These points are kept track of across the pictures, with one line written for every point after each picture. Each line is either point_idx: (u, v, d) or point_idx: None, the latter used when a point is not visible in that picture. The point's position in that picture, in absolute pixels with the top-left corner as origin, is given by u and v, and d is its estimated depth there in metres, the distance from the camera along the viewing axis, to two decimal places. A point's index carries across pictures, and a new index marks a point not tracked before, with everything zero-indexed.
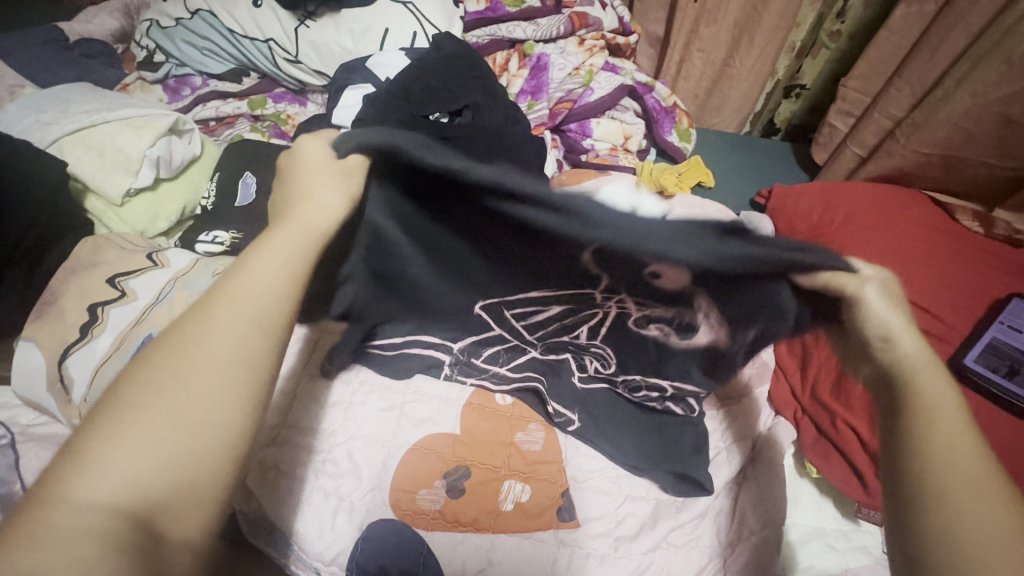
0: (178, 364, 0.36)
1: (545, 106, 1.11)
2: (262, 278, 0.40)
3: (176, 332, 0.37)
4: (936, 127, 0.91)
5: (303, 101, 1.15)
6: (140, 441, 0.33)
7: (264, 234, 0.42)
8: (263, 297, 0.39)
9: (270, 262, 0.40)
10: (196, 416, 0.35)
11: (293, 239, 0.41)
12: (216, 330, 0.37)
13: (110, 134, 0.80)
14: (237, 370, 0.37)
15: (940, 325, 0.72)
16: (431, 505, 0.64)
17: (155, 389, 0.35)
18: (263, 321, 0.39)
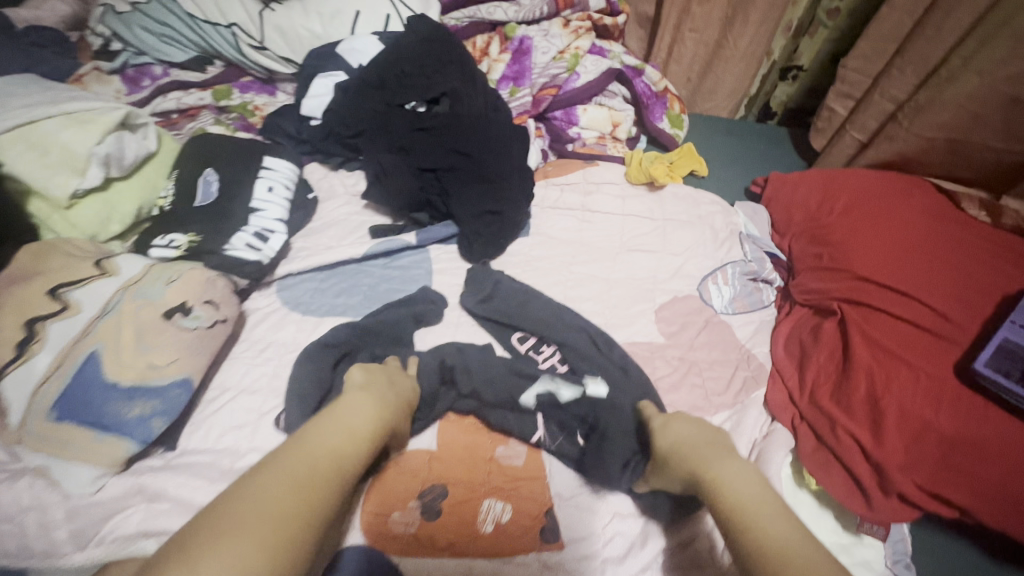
0: (282, 481, 0.44)
1: (527, 92, 1.03)
2: (353, 421, 0.53)
3: (269, 467, 0.45)
4: (941, 110, 0.86)
5: (273, 91, 1.08)
6: (224, 560, 0.36)
7: (349, 399, 0.56)
8: (337, 457, 0.48)
9: (335, 425, 0.51)
10: (262, 575, 0.37)
11: (370, 405, 0.56)
12: (279, 488, 0.43)
13: (54, 130, 0.73)
14: (328, 485, 0.46)
15: (946, 324, 0.68)
16: (405, 528, 0.60)
17: (264, 503, 0.41)
18: (332, 478, 0.46)
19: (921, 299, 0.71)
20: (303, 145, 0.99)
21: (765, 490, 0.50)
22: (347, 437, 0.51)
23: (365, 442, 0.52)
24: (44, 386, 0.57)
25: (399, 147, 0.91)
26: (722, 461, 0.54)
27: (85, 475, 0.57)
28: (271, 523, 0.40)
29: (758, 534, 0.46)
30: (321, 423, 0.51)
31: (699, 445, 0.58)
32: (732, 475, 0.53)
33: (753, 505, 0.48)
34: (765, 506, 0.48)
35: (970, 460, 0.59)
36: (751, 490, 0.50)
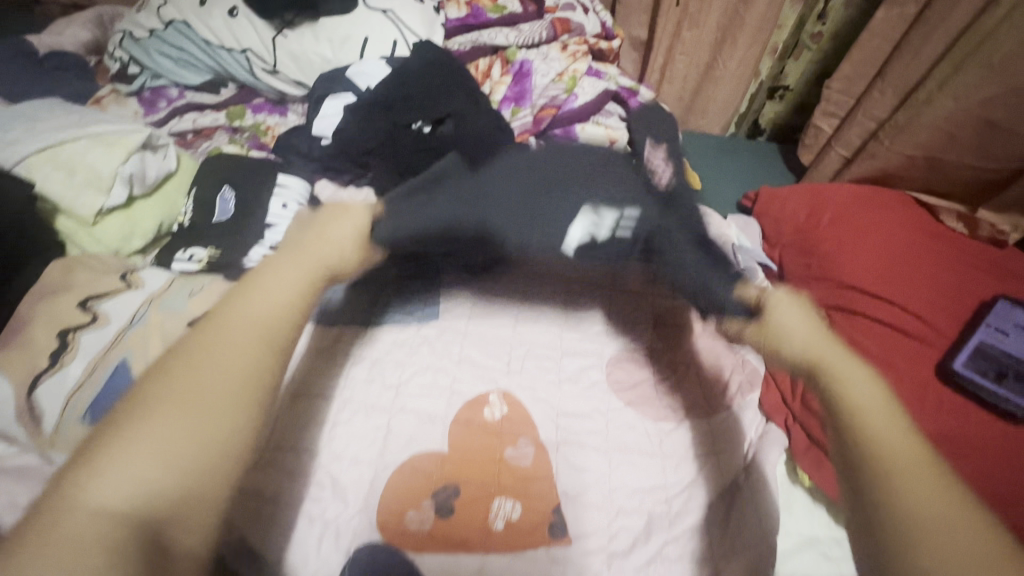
0: (196, 392, 0.39)
1: (529, 112, 1.08)
2: (274, 296, 0.45)
3: (188, 366, 0.40)
4: (921, 129, 0.91)
5: (283, 111, 1.13)
6: (150, 454, 0.36)
7: (277, 270, 0.48)
8: (270, 322, 0.44)
9: (280, 283, 0.46)
10: (193, 446, 0.37)
11: (287, 296, 0.46)
12: (236, 346, 0.41)
13: (80, 151, 0.77)
14: (247, 385, 0.40)
15: (927, 329, 0.72)
16: (420, 527, 0.63)
17: (169, 405, 0.38)
18: (269, 342, 0.43)
19: (903, 306, 0.75)
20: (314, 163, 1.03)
21: (903, 424, 0.42)
22: (298, 266, 0.49)
23: (289, 318, 0.45)
24: (78, 392, 0.60)
25: (407, 169, 0.97)
26: (854, 378, 0.45)
27: None
28: (219, 399, 0.39)
29: (915, 504, 0.37)
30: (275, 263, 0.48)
31: (827, 349, 0.49)
32: (861, 392, 0.44)
33: (892, 437, 0.40)
34: (907, 472, 0.39)
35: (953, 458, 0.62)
36: (888, 436, 0.41)
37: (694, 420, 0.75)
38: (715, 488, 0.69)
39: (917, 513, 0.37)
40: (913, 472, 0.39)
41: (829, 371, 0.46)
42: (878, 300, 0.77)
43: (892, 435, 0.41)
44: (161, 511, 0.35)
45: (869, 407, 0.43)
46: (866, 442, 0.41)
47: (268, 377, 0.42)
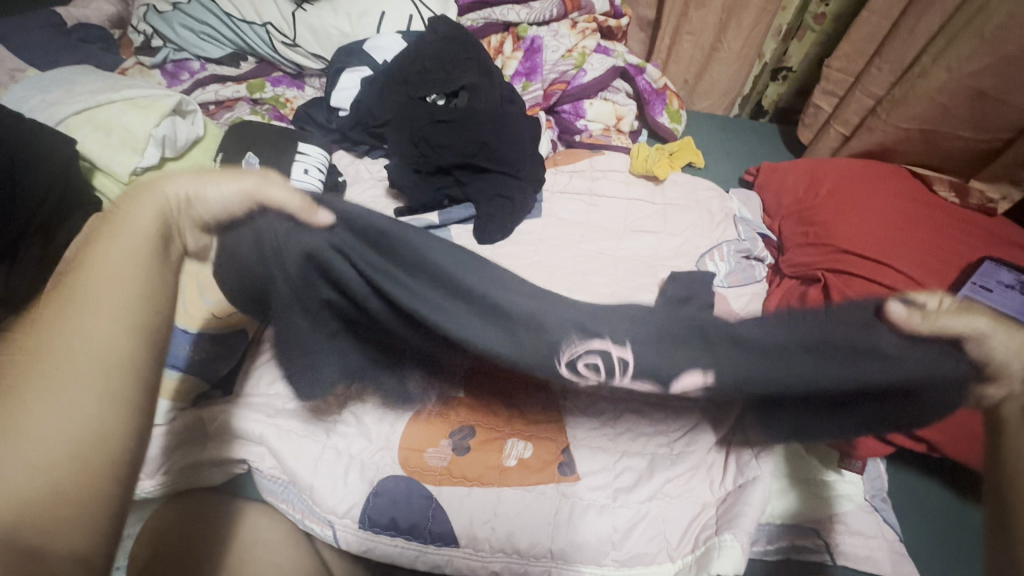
0: (36, 391, 0.40)
1: (539, 87, 1.13)
2: (109, 285, 0.45)
3: (27, 368, 0.41)
4: (915, 102, 0.95)
5: (301, 85, 1.17)
6: (6, 460, 0.37)
7: (101, 257, 0.46)
8: (112, 314, 0.44)
9: (118, 271, 0.45)
10: (45, 444, 0.38)
11: (124, 284, 0.45)
12: (72, 343, 0.42)
13: (116, 114, 0.81)
14: (97, 374, 0.41)
15: (917, 287, 0.76)
16: (439, 463, 0.68)
17: (14, 413, 0.39)
18: (120, 331, 0.44)
19: (895, 267, 0.79)
20: (332, 134, 1.08)
21: None
22: (139, 256, 0.47)
23: (136, 302, 0.45)
24: None
25: (421, 136, 0.98)
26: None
27: None
28: (64, 400, 0.40)
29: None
30: (107, 253, 0.46)
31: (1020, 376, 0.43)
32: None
33: None
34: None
35: None
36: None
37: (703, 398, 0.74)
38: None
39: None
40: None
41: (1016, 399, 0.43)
42: (872, 263, 0.81)
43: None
44: (24, 514, 0.36)
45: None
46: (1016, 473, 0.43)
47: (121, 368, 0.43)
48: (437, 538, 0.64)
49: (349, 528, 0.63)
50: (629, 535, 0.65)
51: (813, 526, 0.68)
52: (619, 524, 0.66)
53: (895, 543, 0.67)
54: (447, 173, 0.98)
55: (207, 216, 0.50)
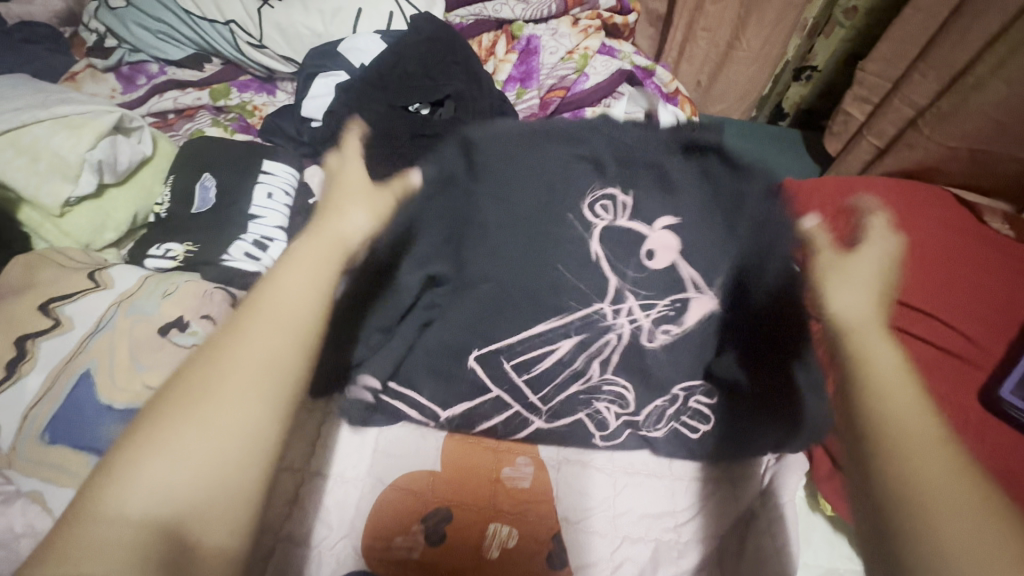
0: (210, 381, 0.40)
1: (535, 94, 1.01)
2: (291, 283, 0.46)
3: (213, 351, 0.42)
4: (967, 117, 0.82)
5: (272, 90, 1.05)
6: (168, 456, 0.37)
7: (295, 258, 0.49)
8: (285, 313, 0.44)
9: (303, 261, 0.49)
10: (218, 449, 0.38)
11: (311, 278, 0.48)
12: (253, 341, 0.42)
13: (44, 135, 0.71)
14: (267, 374, 0.41)
15: (972, 348, 0.65)
16: (408, 553, 0.58)
17: (184, 417, 0.39)
18: (285, 335, 0.43)
19: (946, 320, 0.68)
20: (303, 147, 0.96)
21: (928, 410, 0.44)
22: (325, 260, 0.50)
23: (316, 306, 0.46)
24: (36, 406, 0.55)
25: (400, 153, 0.87)
26: (879, 351, 0.49)
27: None
28: (219, 407, 0.39)
29: (918, 472, 0.40)
30: (293, 261, 0.49)
31: (873, 327, 0.51)
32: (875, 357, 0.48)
33: (912, 418, 0.43)
34: (916, 439, 0.42)
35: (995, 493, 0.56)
36: (908, 416, 0.43)
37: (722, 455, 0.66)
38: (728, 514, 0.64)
39: (916, 483, 0.40)
40: (919, 438, 0.42)
41: (856, 347, 0.50)
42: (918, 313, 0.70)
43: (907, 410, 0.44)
44: (181, 514, 0.37)
45: (883, 374, 0.47)
46: (872, 391, 0.46)
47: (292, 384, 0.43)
48: None
49: None
50: None
51: None
52: None
53: None
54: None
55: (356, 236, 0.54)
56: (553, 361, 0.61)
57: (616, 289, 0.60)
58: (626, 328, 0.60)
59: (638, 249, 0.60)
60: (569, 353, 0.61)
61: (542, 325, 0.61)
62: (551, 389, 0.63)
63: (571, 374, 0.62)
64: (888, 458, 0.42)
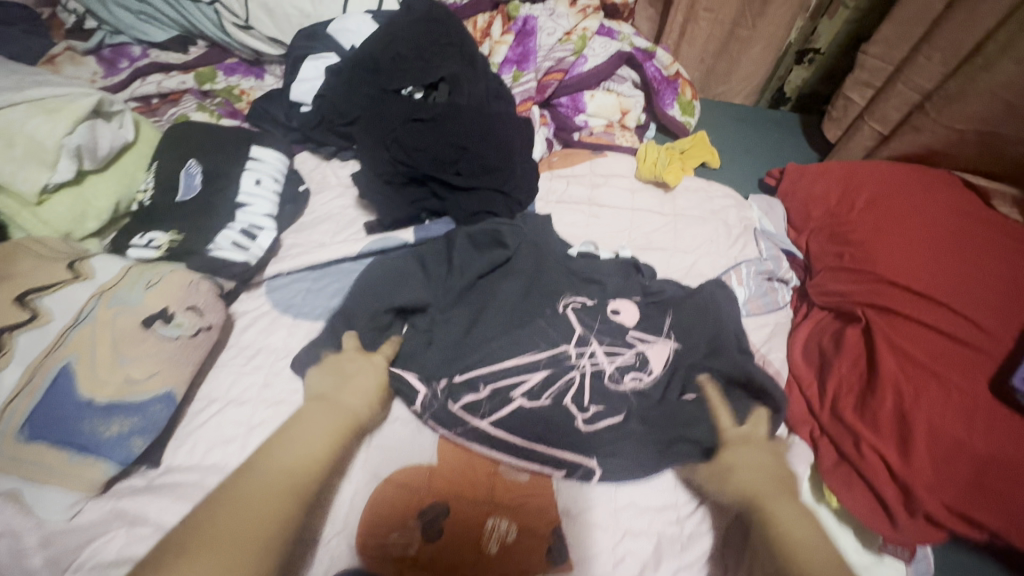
0: (241, 517, 0.46)
1: (532, 77, 0.97)
2: (311, 423, 0.56)
3: (230, 499, 0.47)
4: (975, 99, 0.80)
5: (260, 74, 1.02)
6: (209, 563, 0.42)
7: (316, 408, 0.59)
8: (302, 470, 0.52)
9: (310, 430, 0.56)
10: (243, 553, 0.43)
11: (290, 474, 0.51)
12: (275, 486, 0.49)
13: (19, 119, 0.67)
14: (271, 525, 0.46)
15: (979, 334, 0.63)
16: (404, 551, 0.56)
17: (208, 542, 0.43)
18: (286, 505, 0.48)
19: (952, 305, 0.66)
20: (293, 133, 0.94)
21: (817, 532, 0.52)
22: (331, 416, 0.58)
23: (339, 432, 0.57)
24: (13, 404, 0.52)
25: (393, 138, 0.85)
26: (782, 509, 0.54)
27: (61, 500, 0.52)
28: (244, 543, 0.44)
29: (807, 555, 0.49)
30: (324, 395, 0.61)
31: (768, 485, 0.57)
32: (744, 466, 0.59)
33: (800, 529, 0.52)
34: (806, 542, 0.51)
35: (1005, 482, 0.55)
36: (797, 531, 0.51)
37: None
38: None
39: None
40: (807, 542, 0.50)
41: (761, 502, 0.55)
42: (921, 299, 0.68)
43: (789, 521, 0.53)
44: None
45: (766, 490, 0.56)
46: (771, 526, 0.53)
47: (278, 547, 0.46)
48: None
49: None
50: None
51: None
52: None
53: None
54: (422, 184, 0.86)
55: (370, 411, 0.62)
56: (531, 388, 0.65)
57: (582, 334, 0.69)
58: (589, 368, 0.67)
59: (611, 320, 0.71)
60: (540, 385, 0.65)
61: (515, 361, 0.66)
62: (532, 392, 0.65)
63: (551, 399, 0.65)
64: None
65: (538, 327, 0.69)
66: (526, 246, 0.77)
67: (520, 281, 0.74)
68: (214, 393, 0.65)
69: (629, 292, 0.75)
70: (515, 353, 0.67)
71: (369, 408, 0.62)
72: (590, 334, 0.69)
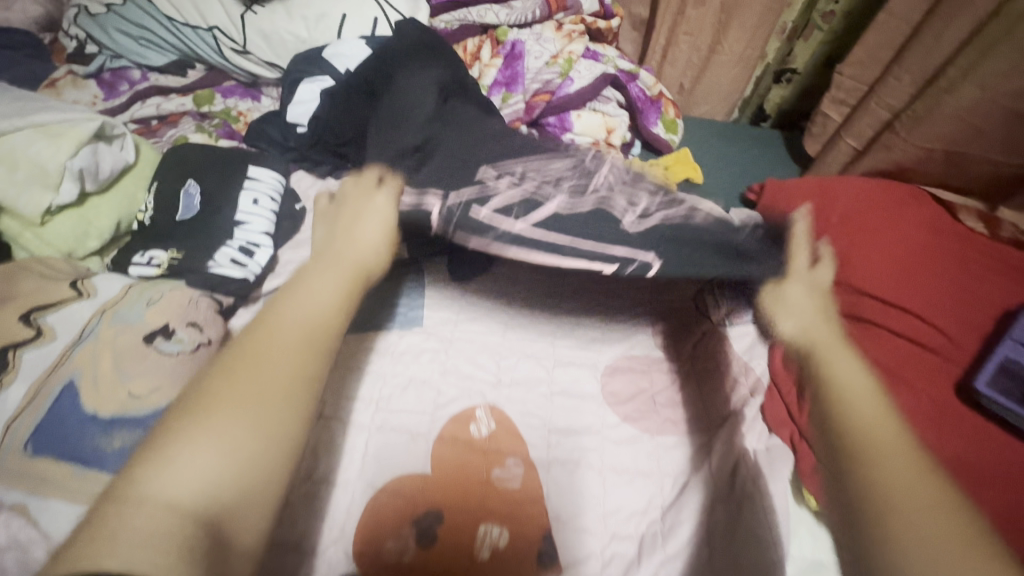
0: (240, 388, 0.44)
1: (520, 98, 1.00)
2: (309, 298, 0.54)
3: (205, 399, 0.43)
4: (940, 120, 0.84)
5: (257, 95, 1.05)
6: (215, 443, 0.40)
7: (294, 293, 0.54)
8: (312, 329, 0.51)
9: (291, 344, 0.48)
10: (252, 440, 0.42)
11: (278, 385, 0.45)
12: (273, 371, 0.46)
13: (23, 144, 0.70)
14: (268, 415, 0.43)
15: (945, 341, 0.67)
16: (399, 556, 0.58)
17: (220, 416, 0.42)
18: (285, 407, 0.45)
19: (920, 315, 0.69)
20: (289, 152, 0.97)
21: (894, 434, 0.49)
22: (337, 272, 0.59)
23: (330, 327, 0.52)
24: (19, 418, 0.54)
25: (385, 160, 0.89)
26: (844, 367, 0.57)
27: (63, 515, 0.52)
28: (256, 412, 0.43)
29: (890, 471, 0.46)
30: (285, 301, 0.53)
31: (823, 342, 0.63)
32: (843, 372, 0.57)
33: (870, 427, 0.50)
34: (889, 448, 0.48)
35: (973, 485, 0.57)
36: (876, 423, 0.50)
37: (697, 441, 0.70)
38: (712, 491, 0.65)
39: None
40: (891, 451, 0.47)
41: (820, 359, 0.60)
42: (891, 308, 0.71)
43: (883, 433, 0.49)
44: (224, 507, 0.38)
45: (826, 349, 0.61)
46: (869, 482, 0.46)
47: (300, 391, 0.46)
48: None
49: None
50: None
51: None
52: None
53: None
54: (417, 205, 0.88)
55: (371, 266, 0.65)
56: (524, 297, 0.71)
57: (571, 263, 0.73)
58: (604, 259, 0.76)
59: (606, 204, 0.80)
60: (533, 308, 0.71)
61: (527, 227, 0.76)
62: None
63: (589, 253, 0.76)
64: (872, 527, 0.44)
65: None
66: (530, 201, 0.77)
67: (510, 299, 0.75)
68: None
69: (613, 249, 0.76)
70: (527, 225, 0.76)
71: (369, 263, 0.65)
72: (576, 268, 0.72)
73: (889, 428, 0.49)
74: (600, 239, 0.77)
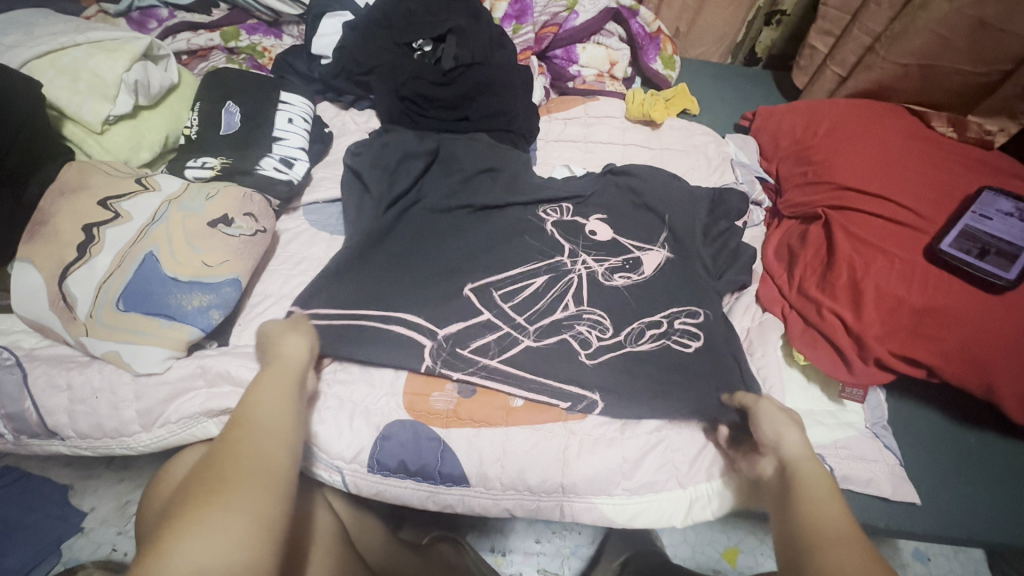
0: (233, 475, 0.43)
1: (530, 29, 1.09)
2: (268, 398, 0.53)
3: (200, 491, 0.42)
4: (915, 35, 0.93)
5: (278, 34, 1.11)
6: (216, 529, 0.39)
7: (261, 390, 0.54)
8: (274, 428, 0.50)
9: (272, 436, 0.49)
10: (252, 522, 0.40)
11: (263, 468, 0.45)
12: (260, 456, 0.46)
13: (82, 57, 0.76)
14: (259, 494, 0.43)
15: (917, 219, 0.75)
16: (445, 405, 0.67)
17: (211, 503, 0.41)
18: (270, 489, 0.44)
19: (895, 201, 0.78)
20: (314, 84, 1.04)
21: (854, 534, 0.45)
22: (284, 380, 0.57)
23: (291, 414, 0.53)
24: (109, 280, 0.62)
25: (405, 85, 0.96)
26: (814, 474, 0.52)
27: (154, 356, 0.61)
28: (250, 494, 0.42)
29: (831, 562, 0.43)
30: (255, 398, 0.53)
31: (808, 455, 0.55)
32: (814, 482, 0.51)
33: (835, 523, 0.46)
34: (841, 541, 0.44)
35: (936, 327, 0.67)
36: (829, 521, 0.46)
37: None
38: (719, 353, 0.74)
39: None
40: (844, 542, 0.44)
41: (795, 472, 0.53)
42: (870, 198, 0.80)
43: (839, 528, 0.46)
44: None
45: (801, 458, 0.55)
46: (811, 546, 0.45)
47: (286, 474, 0.46)
48: (447, 479, 0.65)
49: (358, 472, 0.66)
50: (638, 463, 0.66)
51: (818, 451, 0.68)
52: (628, 454, 0.66)
53: (896, 467, 0.68)
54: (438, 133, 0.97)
55: (300, 370, 0.60)
56: (535, 288, 0.76)
57: (571, 248, 0.81)
58: (584, 269, 0.79)
59: (581, 228, 0.83)
60: (544, 285, 0.76)
61: (521, 270, 0.77)
62: (536, 311, 0.74)
63: (550, 300, 0.75)
64: None
65: (524, 241, 0.81)
66: (525, 185, 0.87)
67: (527, 212, 0.85)
68: (272, 290, 0.74)
69: (607, 208, 0.86)
70: (518, 264, 0.78)
71: (297, 367, 0.60)
72: (577, 248, 0.81)
73: (846, 522, 0.46)
74: (592, 199, 0.87)
